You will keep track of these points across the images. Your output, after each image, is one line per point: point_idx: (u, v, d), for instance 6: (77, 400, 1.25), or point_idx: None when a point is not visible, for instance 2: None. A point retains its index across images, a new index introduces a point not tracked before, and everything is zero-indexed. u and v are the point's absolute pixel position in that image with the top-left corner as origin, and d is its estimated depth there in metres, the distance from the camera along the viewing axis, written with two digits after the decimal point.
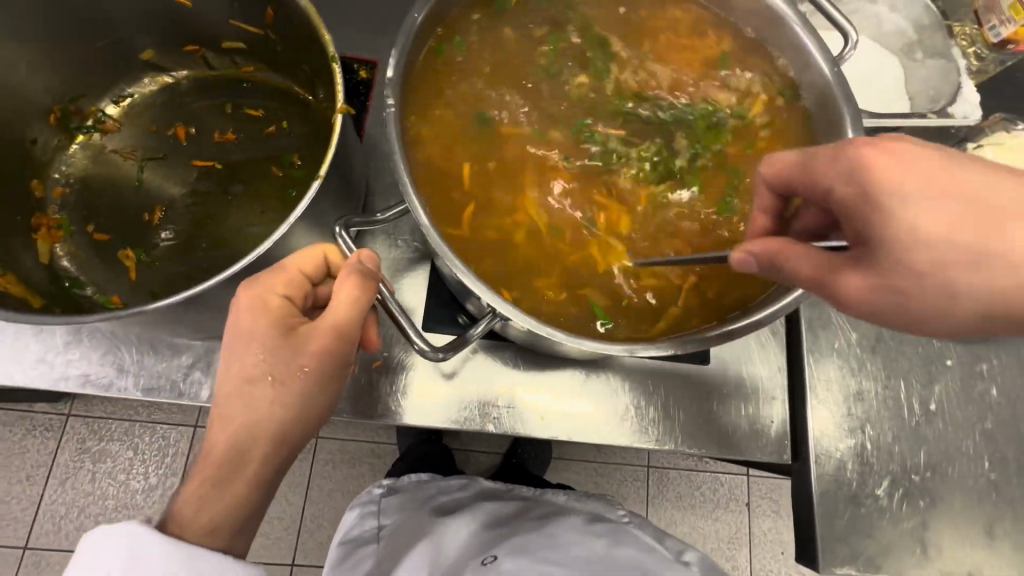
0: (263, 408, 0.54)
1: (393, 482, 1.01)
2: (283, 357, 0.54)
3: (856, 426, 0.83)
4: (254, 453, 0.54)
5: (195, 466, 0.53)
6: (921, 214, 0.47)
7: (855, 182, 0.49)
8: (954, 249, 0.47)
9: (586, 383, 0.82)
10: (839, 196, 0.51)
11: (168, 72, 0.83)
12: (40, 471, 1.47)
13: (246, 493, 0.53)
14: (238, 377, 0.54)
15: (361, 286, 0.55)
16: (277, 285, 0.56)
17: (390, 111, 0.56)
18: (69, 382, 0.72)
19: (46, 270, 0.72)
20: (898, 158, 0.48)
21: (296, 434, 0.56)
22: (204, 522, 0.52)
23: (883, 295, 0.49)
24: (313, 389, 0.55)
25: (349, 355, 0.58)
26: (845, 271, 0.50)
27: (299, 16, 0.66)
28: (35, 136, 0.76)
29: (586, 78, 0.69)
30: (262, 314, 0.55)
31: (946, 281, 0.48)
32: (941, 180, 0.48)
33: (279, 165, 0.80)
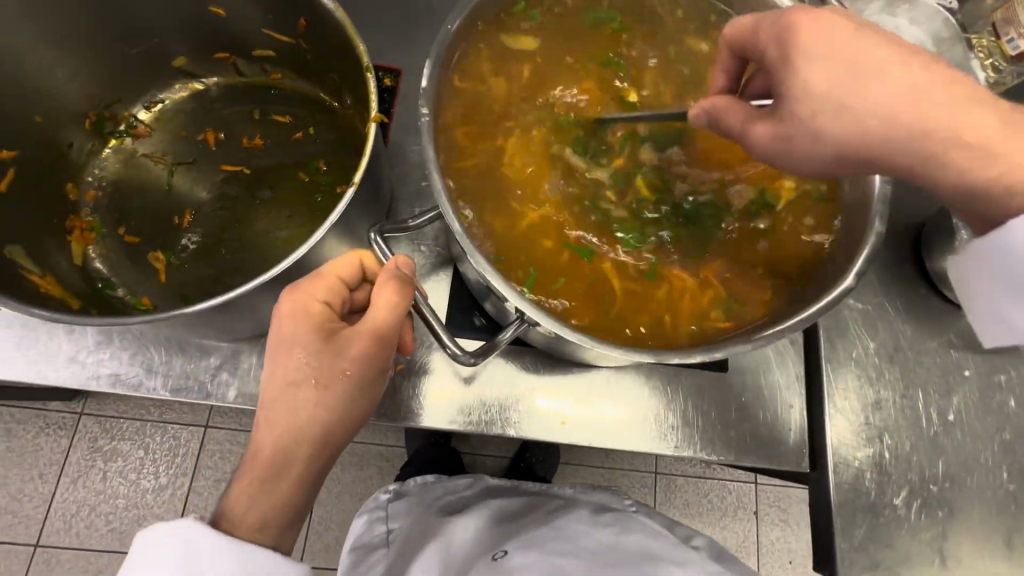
0: (307, 411, 0.55)
1: (400, 487, 0.98)
2: (325, 362, 0.55)
3: (874, 435, 0.83)
4: (298, 456, 0.55)
5: (241, 467, 0.55)
6: (815, 71, 0.52)
7: (781, 44, 0.54)
8: (832, 99, 0.52)
9: (607, 390, 0.83)
10: (769, 56, 0.56)
11: (199, 79, 0.84)
12: (53, 469, 1.48)
13: (293, 494, 0.54)
14: (283, 381, 0.55)
15: (400, 291, 0.57)
16: (316, 291, 0.57)
17: (425, 121, 0.57)
18: (99, 382, 0.73)
19: (79, 272, 0.73)
20: (821, 23, 0.52)
21: (337, 435, 0.57)
22: (251, 522, 0.53)
23: (780, 142, 0.56)
24: (354, 392, 0.57)
25: (387, 358, 0.59)
26: (757, 122, 0.57)
27: (333, 27, 0.67)
28: (71, 140, 0.78)
29: (612, 88, 0.71)
30: (304, 320, 0.56)
31: (818, 129, 0.54)
32: (845, 42, 0.52)
33: (305, 171, 0.81)
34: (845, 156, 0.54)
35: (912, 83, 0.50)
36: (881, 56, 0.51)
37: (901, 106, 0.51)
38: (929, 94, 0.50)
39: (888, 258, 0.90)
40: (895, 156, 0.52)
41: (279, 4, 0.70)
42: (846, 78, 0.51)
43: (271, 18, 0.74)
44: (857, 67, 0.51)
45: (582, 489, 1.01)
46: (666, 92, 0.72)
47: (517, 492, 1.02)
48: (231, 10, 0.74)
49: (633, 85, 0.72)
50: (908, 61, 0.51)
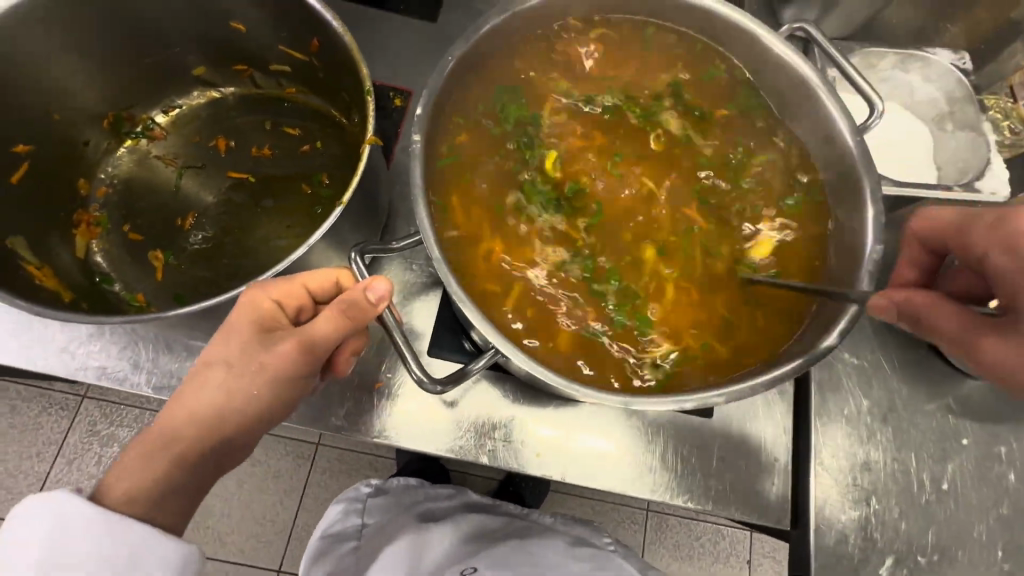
0: (214, 392, 0.55)
1: (382, 483, 1.01)
2: (248, 349, 0.56)
3: (861, 497, 0.80)
4: (185, 434, 0.53)
5: (137, 435, 0.53)
6: None
7: (1008, 249, 0.55)
8: None
9: (588, 424, 0.82)
10: (992, 261, 0.56)
11: (216, 88, 0.87)
12: (50, 449, 1.51)
13: (169, 472, 0.51)
14: (205, 359, 0.57)
15: (343, 304, 0.56)
16: (273, 289, 0.59)
17: (416, 147, 0.58)
18: (86, 373, 0.75)
19: (80, 265, 0.76)
20: None
21: (236, 428, 0.56)
22: (120, 492, 0.49)
23: (1006, 357, 0.54)
24: (264, 386, 0.56)
25: (311, 364, 0.59)
26: (983, 330, 0.56)
27: (343, 50, 0.70)
28: (88, 138, 0.81)
29: (612, 129, 0.72)
30: (248, 311, 0.58)
31: None
32: None
33: (308, 183, 0.83)
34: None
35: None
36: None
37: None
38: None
39: None
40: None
41: (295, 24, 0.73)
42: None
43: (288, 36, 0.76)
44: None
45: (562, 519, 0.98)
46: (667, 135, 0.73)
47: (497, 512, 1.01)
48: (250, 26, 0.77)
49: (634, 126, 0.73)
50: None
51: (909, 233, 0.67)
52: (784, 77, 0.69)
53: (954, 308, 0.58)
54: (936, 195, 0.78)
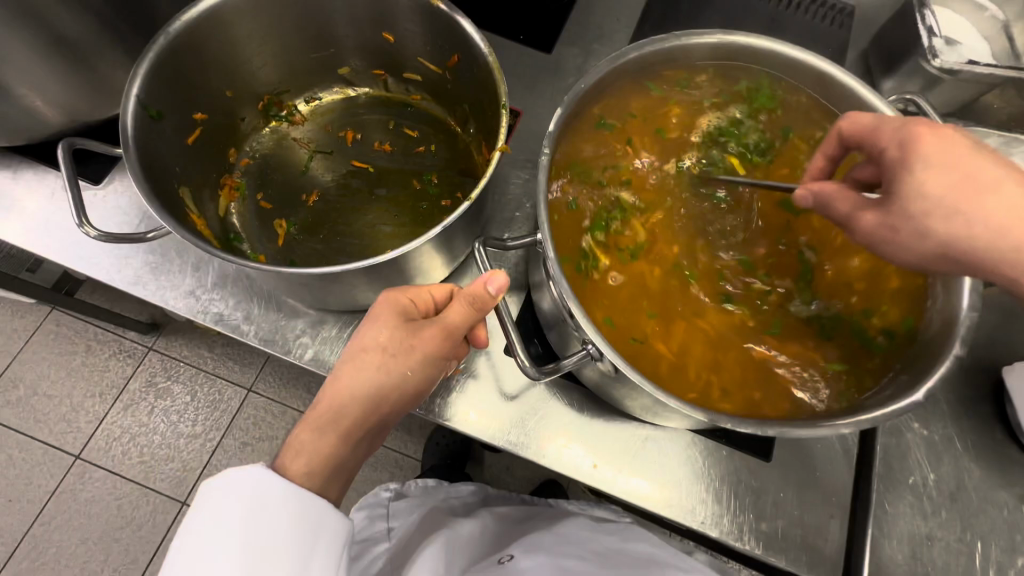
0: (368, 373, 0.63)
1: (401, 487, 1.04)
2: (396, 336, 0.64)
3: (920, 572, 0.78)
4: (349, 414, 0.62)
5: (305, 416, 0.62)
6: (928, 178, 0.55)
7: (902, 147, 0.57)
8: (945, 201, 0.55)
9: (645, 444, 0.84)
10: (889, 156, 0.59)
11: (353, 87, 0.98)
12: (112, 392, 1.64)
13: (338, 447, 0.61)
14: (357, 345, 0.64)
15: (470, 296, 0.64)
16: (409, 290, 0.66)
17: (545, 158, 0.65)
18: (206, 316, 0.84)
19: (219, 222, 0.86)
20: (943, 138, 0.55)
21: (387, 405, 0.64)
22: (300, 467, 0.59)
23: (887, 234, 0.59)
24: (414, 369, 0.64)
25: (447, 351, 0.67)
26: (862, 210, 0.61)
27: (481, 68, 0.78)
28: (244, 116, 0.92)
29: (710, 167, 0.78)
30: (394, 309, 0.65)
31: (923, 229, 0.56)
32: (956, 155, 0.54)
33: (419, 179, 0.92)
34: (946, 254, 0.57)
35: (1012, 208, 0.53)
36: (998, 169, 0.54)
37: (1001, 223, 0.53)
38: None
39: (966, 390, 0.86)
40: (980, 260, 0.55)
41: (442, 41, 0.82)
42: (965, 186, 0.54)
43: (431, 50, 0.85)
44: (976, 179, 0.54)
45: (581, 505, 1.01)
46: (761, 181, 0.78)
47: (522, 506, 1.08)
48: (400, 37, 0.86)
49: (729, 173, 0.78)
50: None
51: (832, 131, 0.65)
52: None
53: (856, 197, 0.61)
54: None
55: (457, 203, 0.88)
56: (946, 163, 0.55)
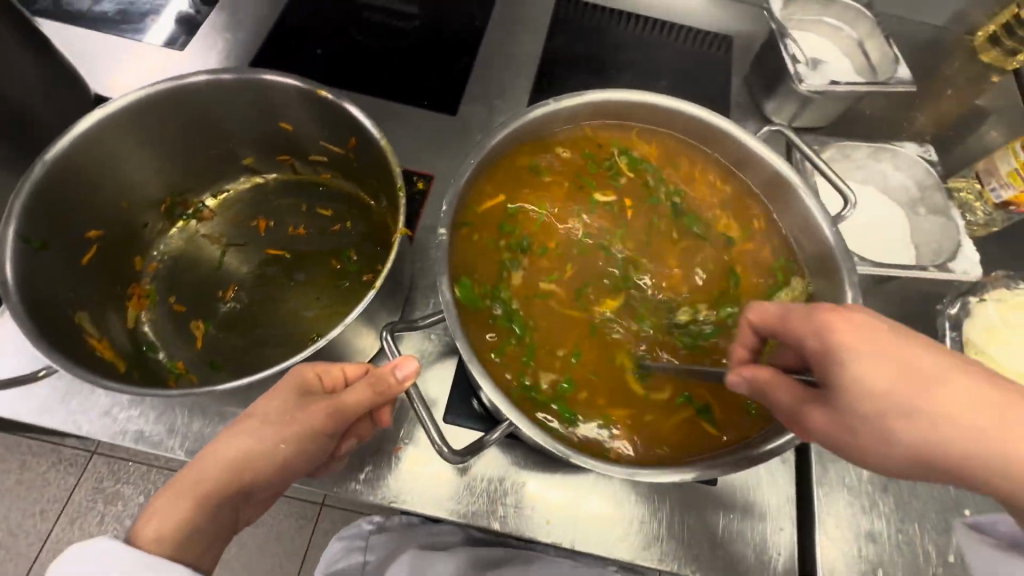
0: (246, 439, 0.61)
1: (384, 519, 0.99)
2: (288, 404, 0.63)
3: (868, 569, 0.81)
4: (220, 479, 0.58)
5: (170, 481, 0.58)
6: (866, 371, 0.52)
7: (821, 340, 0.54)
8: (897, 399, 0.51)
9: (596, 489, 0.85)
10: (810, 349, 0.56)
11: (261, 174, 0.98)
12: (54, 507, 1.52)
13: (191, 513, 0.55)
14: (248, 414, 0.64)
15: (376, 379, 0.64)
16: (319, 363, 0.67)
17: (443, 240, 0.67)
18: (125, 437, 0.80)
19: (129, 335, 0.83)
20: (855, 328, 0.54)
21: (258, 477, 0.60)
22: (147, 530, 0.53)
23: (856, 436, 0.53)
24: (288, 440, 0.61)
25: (335, 428, 0.64)
26: (814, 406, 0.56)
27: (377, 150, 0.80)
28: (146, 221, 0.91)
29: (614, 213, 0.81)
30: (296, 376, 0.66)
31: (887, 430, 0.52)
32: (880, 349, 0.52)
33: (338, 259, 0.92)
34: (926, 456, 0.52)
35: (969, 403, 0.50)
36: (938, 366, 0.52)
37: (988, 428, 0.49)
38: (999, 412, 0.50)
39: None
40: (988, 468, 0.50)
41: (337, 126, 0.84)
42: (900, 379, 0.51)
43: (329, 135, 0.87)
44: (913, 370, 0.52)
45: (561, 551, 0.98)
46: (661, 218, 0.81)
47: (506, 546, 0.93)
48: (296, 126, 0.87)
49: (629, 217, 0.81)
50: (969, 374, 0.52)
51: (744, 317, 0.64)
52: (765, 175, 0.77)
53: (798, 386, 0.57)
54: (915, 273, 0.85)
55: (376, 277, 0.88)
56: (885, 353, 0.52)
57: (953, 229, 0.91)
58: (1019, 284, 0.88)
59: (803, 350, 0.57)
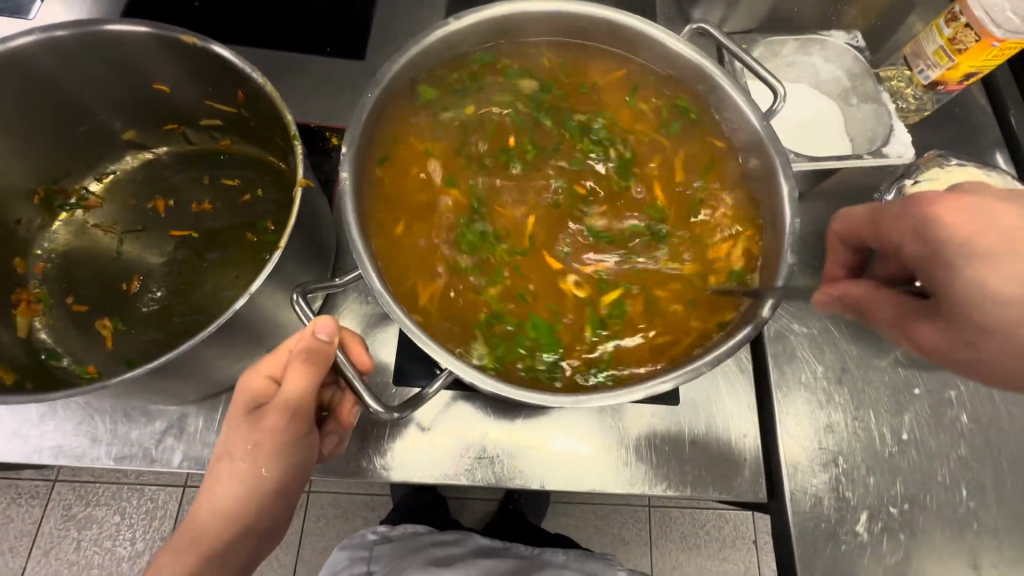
0: (229, 483, 0.59)
1: (388, 530, 1.12)
2: (251, 426, 0.59)
3: (829, 460, 0.83)
4: (211, 524, 0.58)
5: (172, 537, 0.60)
6: (989, 276, 0.51)
7: (926, 241, 0.54)
8: (1020, 299, 0.50)
9: (562, 427, 0.83)
10: (911, 252, 0.55)
11: (149, 149, 0.89)
12: (24, 542, 1.43)
13: (197, 567, 0.57)
14: (220, 448, 0.61)
15: (298, 353, 0.57)
16: (262, 366, 0.60)
17: (346, 184, 0.60)
18: (43, 455, 0.73)
19: (23, 344, 0.74)
20: (969, 215, 0.53)
21: (254, 512, 0.60)
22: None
23: (963, 345, 0.52)
24: (267, 464, 0.59)
25: (303, 425, 0.60)
26: (917, 321, 0.55)
27: (265, 97, 0.71)
28: (20, 216, 0.81)
29: (539, 131, 0.74)
30: (245, 390, 0.60)
31: (1019, 334, 0.50)
32: (993, 238, 0.51)
33: (254, 232, 0.83)
34: None
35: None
36: None
37: None
38: None
39: None
40: None
41: (216, 77, 0.74)
42: None
43: (211, 89, 0.77)
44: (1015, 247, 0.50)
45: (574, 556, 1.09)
46: (589, 129, 0.75)
47: (507, 555, 1.08)
48: (172, 86, 0.79)
49: (554, 131, 0.74)
50: None
51: (829, 233, 0.65)
52: (689, 77, 0.72)
53: (894, 301, 0.57)
54: (851, 163, 0.83)
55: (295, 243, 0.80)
56: (1004, 248, 0.51)
57: (884, 115, 0.88)
58: (950, 161, 0.87)
59: (903, 255, 0.56)
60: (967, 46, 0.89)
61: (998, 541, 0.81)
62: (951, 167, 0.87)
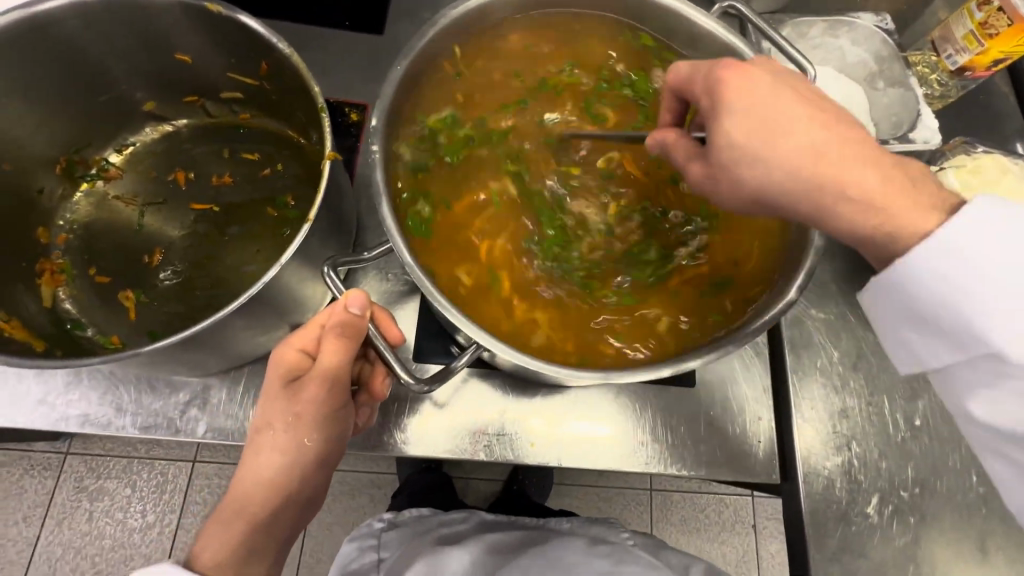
0: (270, 455, 0.60)
1: (394, 517, 1.13)
2: (288, 398, 0.60)
3: (842, 443, 0.84)
4: (256, 495, 0.60)
5: (215, 511, 0.60)
6: (733, 121, 0.54)
7: (711, 94, 0.55)
8: (753, 140, 0.53)
9: (579, 406, 0.84)
10: (702, 105, 0.57)
11: (169, 121, 0.88)
12: (38, 512, 1.46)
13: (246, 537, 0.58)
14: (258, 421, 0.61)
15: (335, 326, 0.57)
16: (295, 339, 0.60)
17: (375, 157, 0.59)
18: (69, 423, 0.74)
19: (48, 313, 0.75)
20: (745, 72, 0.54)
21: (296, 482, 0.61)
22: (208, 557, 0.55)
23: (718, 177, 0.57)
24: (309, 434, 0.60)
25: (341, 396, 0.61)
26: (692, 162, 0.60)
27: (290, 68, 0.70)
28: (42, 186, 0.81)
29: (560, 112, 0.74)
30: (280, 364, 0.60)
31: (734, 175, 0.56)
32: (774, 92, 0.53)
33: (274, 206, 0.83)
34: (764, 201, 0.56)
35: (829, 140, 0.52)
36: (797, 110, 0.52)
37: (819, 158, 0.51)
38: (833, 153, 0.51)
39: (848, 267, 0.92)
40: (807, 203, 0.53)
41: (240, 48, 0.73)
42: (763, 126, 0.53)
43: (232, 60, 0.77)
44: (772, 121, 0.52)
45: (579, 523, 1.13)
46: (605, 112, 0.75)
47: (514, 528, 1.11)
48: (193, 56, 0.78)
49: (573, 112, 0.74)
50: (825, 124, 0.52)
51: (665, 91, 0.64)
52: (718, 56, 0.70)
53: (693, 149, 0.60)
54: None
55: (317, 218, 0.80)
56: (759, 98, 0.53)
57: (912, 100, 0.88)
58: (978, 147, 0.88)
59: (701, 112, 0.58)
60: (998, 31, 0.88)
61: (1005, 526, 0.82)
62: (979, 154, 0.87)
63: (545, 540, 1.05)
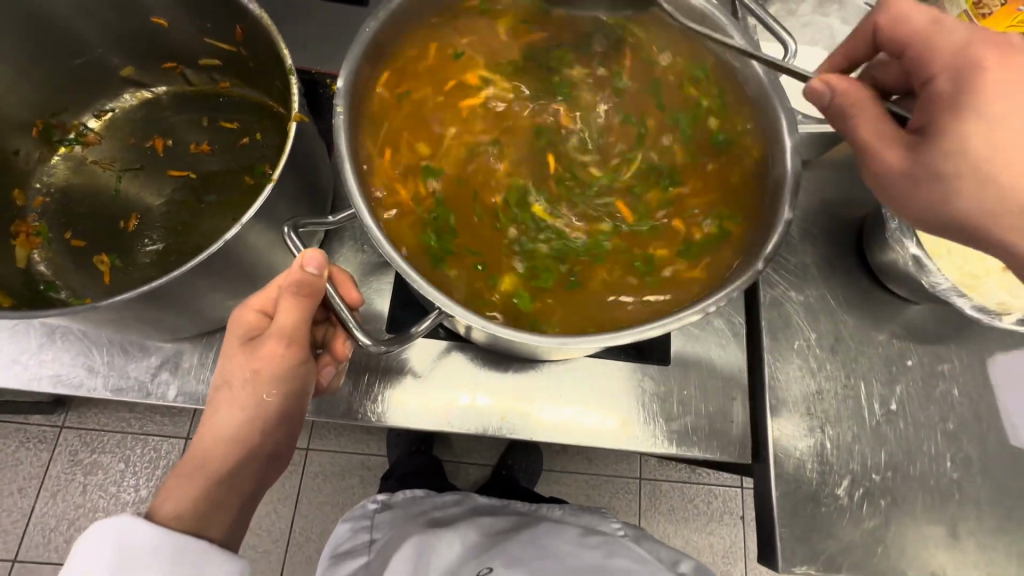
0: (230, 410, 0.61)
1: (388, 498, 1.12)
2: (248, 357, 0.61)
3: (816, 426, 0.84)
4: (217, 450, 0.60)
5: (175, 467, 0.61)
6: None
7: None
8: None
9: (550, 381, 0.84)
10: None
11: (148, 88, 0.88)
12: (33, 484, 1.47)
13: (207, 489, 0.58)
14: (219, 380, 0.62)
15: (291, 286, 0.57)
16: (253, 301, 0.61)
17: (339, 119, 0.59)
18: (42, 382, 0.75)
19: (22, 274, 0.75)
20: None
21: (259, 436, 0.62)
22: (169, 509, 0.56)
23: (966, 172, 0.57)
24: (272, 390, 0.61)
25: (302, 355, 0.61)
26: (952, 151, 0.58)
27: (260, 29, 0.70)
28: (18, 148, 0.81)
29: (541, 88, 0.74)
30: (239, 325, 0.61)
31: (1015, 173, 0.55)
32: None
33: (251, 174, 0.82)
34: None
35: None
36: None
37: None
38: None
39: (833, 252, 0.91)
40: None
41: (213, 12, 0.73)
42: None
43: (206, 24, 0.76)
44: None
45: (571, 509, 1.12)
46: (578, 88, 0.75)
47: (504, 513, 1.10)
48: (171, 20, 0.78)
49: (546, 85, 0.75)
50: None
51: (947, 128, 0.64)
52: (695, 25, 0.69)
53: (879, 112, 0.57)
54: None
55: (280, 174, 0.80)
56: None
57: None
58: None
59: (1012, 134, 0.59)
60: (991, 11, 0.86)
61: (978, 512, 0.81)
62: None
63: (534, 524, 1.06)
